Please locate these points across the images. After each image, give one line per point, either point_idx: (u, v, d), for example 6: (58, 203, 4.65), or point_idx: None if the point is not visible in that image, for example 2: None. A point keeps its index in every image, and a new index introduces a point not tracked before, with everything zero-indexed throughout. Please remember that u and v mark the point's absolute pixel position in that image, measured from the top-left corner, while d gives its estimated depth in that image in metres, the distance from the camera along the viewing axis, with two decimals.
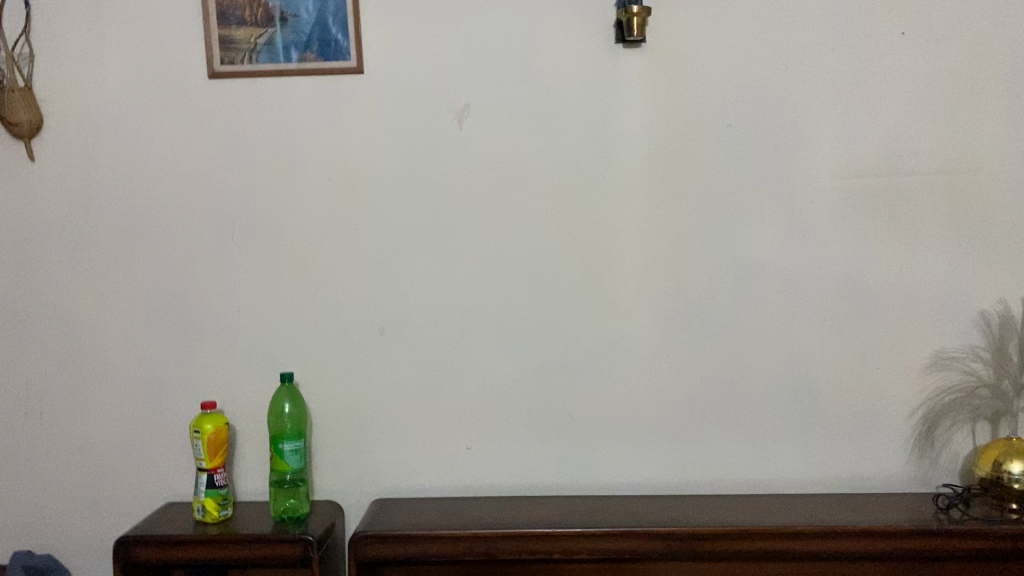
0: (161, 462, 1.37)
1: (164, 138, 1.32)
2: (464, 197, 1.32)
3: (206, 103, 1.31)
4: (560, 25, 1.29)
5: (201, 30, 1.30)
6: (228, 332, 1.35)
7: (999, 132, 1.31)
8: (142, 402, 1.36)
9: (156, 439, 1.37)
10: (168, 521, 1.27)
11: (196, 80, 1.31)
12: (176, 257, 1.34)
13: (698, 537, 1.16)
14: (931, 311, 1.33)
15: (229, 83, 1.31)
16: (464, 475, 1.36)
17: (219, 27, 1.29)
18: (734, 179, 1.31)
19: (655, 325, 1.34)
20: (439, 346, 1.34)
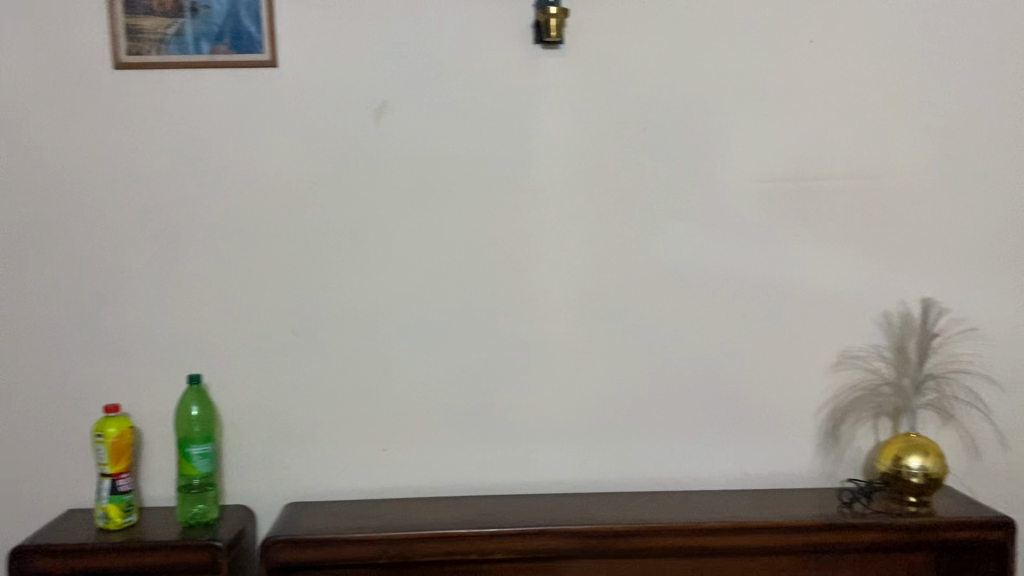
0: (60, 467, 1.31)
1: (67, 130, 1.26)
2: (382, 195, 1.30)
3: (112, 95, 1.26)
4: (480, 24, 1.29)
5: (107, 19, 1.25)
6: (137, 332, 1.30)
7: (901, 140, 1.36)
8: (41, 406, 1.30)
9: (56, 444, 1.31)
10: (68, 529, 1.22)
11: (101, 70, 1.26)
12: (80, 254, 1.28)
13: (613, 534, 1.18)
14: (838, 312, 1.38)
15: (136, 74, 1.26)
16: (382, 477, 1.34)
17: (127, 16, 1.24)
18: (651, 181, 1.33)
19: (574, 324, 1.35)
20: (355, 346, 1.32)
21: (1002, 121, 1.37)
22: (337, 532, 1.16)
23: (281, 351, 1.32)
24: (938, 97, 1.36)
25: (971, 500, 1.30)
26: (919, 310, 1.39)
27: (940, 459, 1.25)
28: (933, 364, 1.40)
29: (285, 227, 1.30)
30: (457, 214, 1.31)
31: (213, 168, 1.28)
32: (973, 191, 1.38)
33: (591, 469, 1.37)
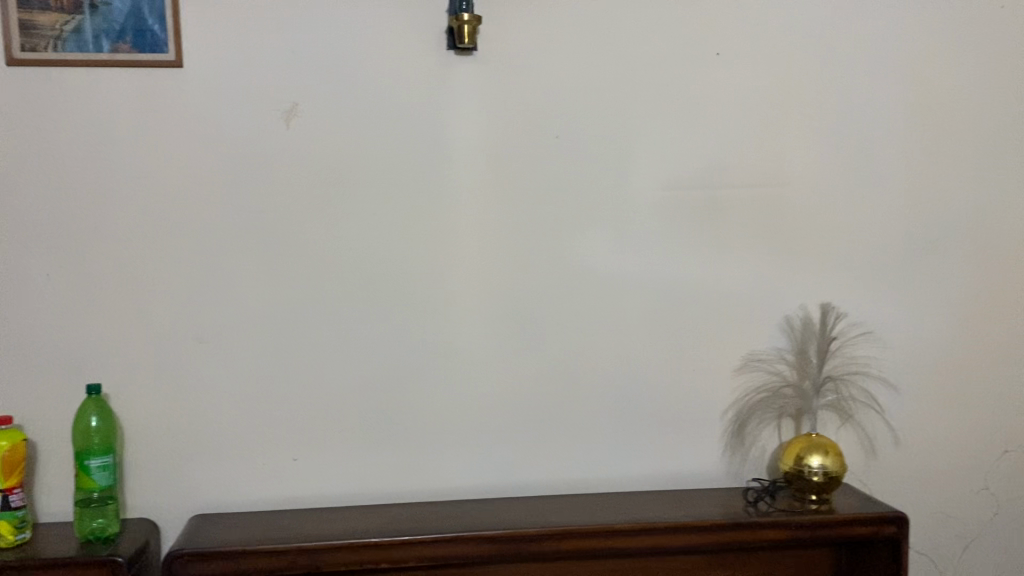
0: None
1: None
2: (292, 199, 1.28)
3: (4, 92, 1.20)
4: (392, 28, 1.28)
5: None
6: (30, 341, 1.24)
7: (802, 150, 1.41)
8: None
9: None
10: None
11: None
12: None
13: (526, 539, 1.18)
14: (743, 316, 1.42)
15: (31, 72, 1.21)
16: (292, 487, 1.32)
17: (20, 11, 1.19)
18: (563, 188, 1.35)
19: (487, 330, 1.35)
20: (263, 353, 1.30)
21: (896, 134, 1.44)
22: (244, 544, 1.13)
23: (186, 360, 1.28)
24: (837, 110, 1.42)
25: (867, 497, 1.35)
26: (818, 315, 1.44)
27: (839, 458, 1.30)
28: (832, 366, 1.45)
29: (190, 231, 1.26)
30: (369, 219, 1.30)
31: (115, 170, 1.24)
32: (869, 200, 1.44)
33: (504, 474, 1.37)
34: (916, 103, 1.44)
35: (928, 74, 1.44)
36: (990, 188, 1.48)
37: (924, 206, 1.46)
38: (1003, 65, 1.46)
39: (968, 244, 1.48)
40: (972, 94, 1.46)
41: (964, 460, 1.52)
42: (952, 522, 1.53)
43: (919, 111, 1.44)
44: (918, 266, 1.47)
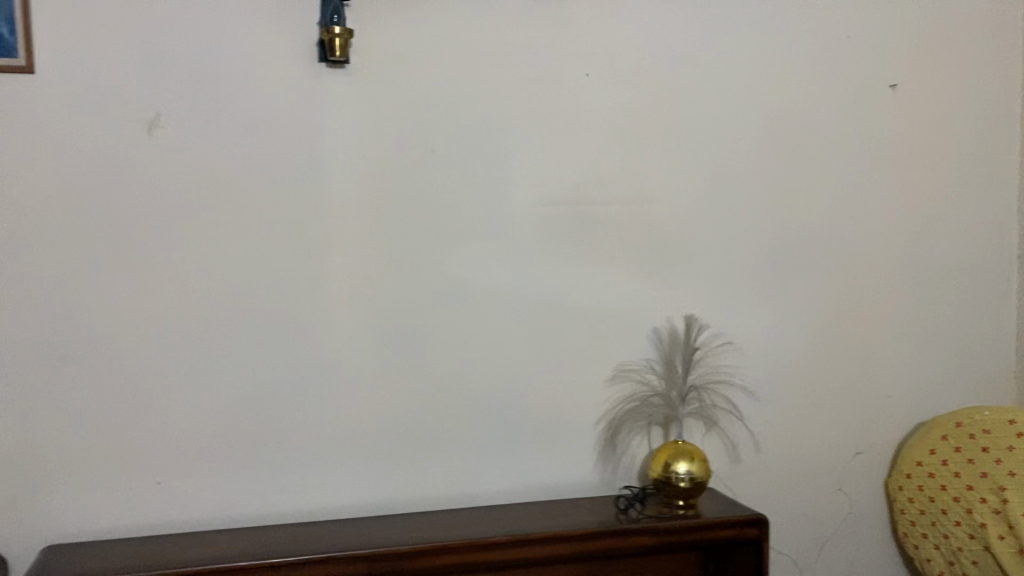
0: None
1: None
2: (156, 214, 1.24)
3: None
4: (262, 41, 1.27)
5: None
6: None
7: (666, 169, 1.48)
8: None
9: None
10: None
11: None
12: None
13: (401, 556, 1.17)
14: (614, 328, 1.46)
15: None
16: (156, 514, 1.26)
17: None
18: (438, 203, 1.36)
19: (361, 346, 1.34)
20: (125, 374, 1.24)
21: (752, 153, 1.52)
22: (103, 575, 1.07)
23: (39, 378, 1.21)
24: (698, 131, 1.49)
25: (731, 501, 1.41)
26: (682, 326, 1.49)
27: (703, 464, 1.34)
28: (698, 376, 1.51)
29: (45, 242, 1.20)
30: (238, 233, 1.27)
31: None
32: (730, 214, 1.51)
33: (379, 488, 1.35)
34: (770, 125, 1.53)
35: (779, 98, 1.53)
36: (838, 202, 1.58)
37: (779, 222, 1.55)
38: (847, 87, 1.57)
39: (820, 259, 1.58)
40: (819, 117, 1.56)
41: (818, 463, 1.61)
42: (810, 522, 1.60)
43: (773, 130, 1.53)
44: (775, 276, 1.55)
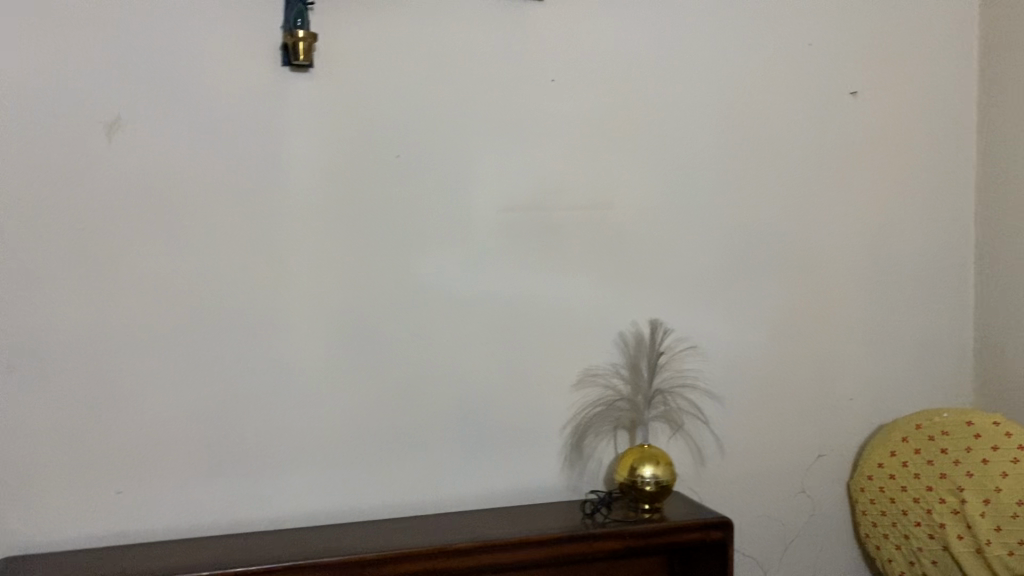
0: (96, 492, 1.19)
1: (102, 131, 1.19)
2: (410, 211, 1.32)
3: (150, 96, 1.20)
4: (505, 47, 1.38)
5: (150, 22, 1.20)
6: (139, 345, 1.20)
7: (853, 146, 1.61)
8: (77, 425, 1.18)
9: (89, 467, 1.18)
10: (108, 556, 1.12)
11: (140, 71, 1.20)
12: (118, 263, 1.19)
13: (652, 532, 1.22)
14: (819, 296, 1.58)
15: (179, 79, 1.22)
16: (421, 493, 1.33)
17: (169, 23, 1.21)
18: (662, 189, 1.47)
19: (598, 327, 1.43)
20: (392, 361, 1.32)
21: None
22: (391, 551, 1.11)
23: (299, 365, 1.27)
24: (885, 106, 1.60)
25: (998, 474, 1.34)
26: None
27: None
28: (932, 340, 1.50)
29: (297, 234, 1.27)
30: (481, 227, 1.36)
31: (252, 175, 1.25)
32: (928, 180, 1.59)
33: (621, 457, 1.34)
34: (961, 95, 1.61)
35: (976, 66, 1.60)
36: None
37: None
38: None
39: None
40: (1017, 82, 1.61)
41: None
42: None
43: None
44: None
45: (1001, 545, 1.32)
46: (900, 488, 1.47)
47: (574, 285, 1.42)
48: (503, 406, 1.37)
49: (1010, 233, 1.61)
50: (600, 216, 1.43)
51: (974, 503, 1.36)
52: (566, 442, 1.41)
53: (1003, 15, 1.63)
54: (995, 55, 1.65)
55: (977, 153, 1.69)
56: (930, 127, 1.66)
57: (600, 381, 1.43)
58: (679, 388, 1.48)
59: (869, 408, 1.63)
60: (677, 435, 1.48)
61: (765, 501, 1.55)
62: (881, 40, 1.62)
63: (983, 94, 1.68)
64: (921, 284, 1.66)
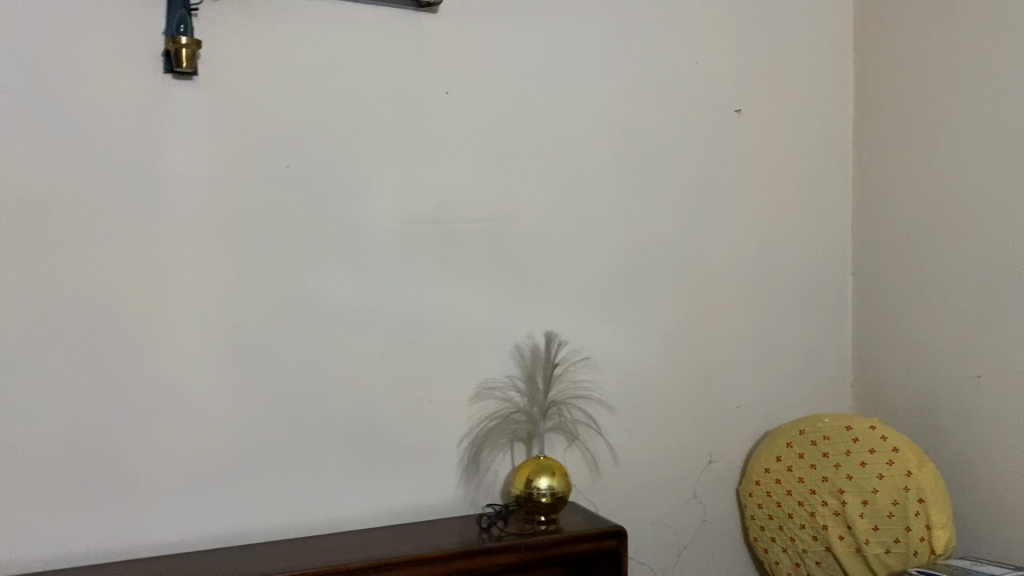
0: None
1: None
2: (308, 226, 1.30)
3: (33, 100, 1.15)
4: (410, 61, 1.37)
5: (33, 24, 1.15)
6: (22, 362, 1.14)
7: (745, 164, 1.67)
8: None
9: None
10: None
11: (23, 74, 1.14)
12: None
13: (550, 543, 1.22)
14: (711, 308, 1.63)
15: (65, 83, 1.16)
16: (317, 513, 1.29)
17: (54, 26, 1.16)
18: (562, 205, 1.49)
19: (500, 342, 1.43)
20: (289, 378, 1.29)
21: None
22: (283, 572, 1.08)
23: (185, 386, 1.22)
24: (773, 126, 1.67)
25: (875, 475, 1.41)
26: None
27: None
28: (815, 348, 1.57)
29: (182, 248, 1.22)
30: (381, 242, 1.34)
31: (141, 184, 1.20)
32: None
33: (517, 469, 1.34)
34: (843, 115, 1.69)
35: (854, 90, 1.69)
36: None
37: None
38: None
39: None
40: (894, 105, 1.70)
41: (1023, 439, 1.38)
42: (1017, 507, 1.39)
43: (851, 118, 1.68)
44: None
45: (880, 543, 1.40)
46: (786, 492, 1.52)
47: (471, 297, 1.41)
48: (399, 420, 1.36)
49: (884, 245, 1.69)
50: (495, 227, 1.43)
51: (855, 505, 1.42)
52: (463, 455, 1.40)
53: (875, 38, 1.72)
54: (869, 76, 1.74)
55: (854, 169, 1.78)
56: (811, 143, 1.74)
57: (496, 394, 1.43)
58: (575, 400, 1.49)
59: (756, 415, 1.68)
60: (572, 446, 1.49)
61: (659, 510, 1.57)
62: (766, 60, 1.69)
63: (858, 112, 1.77)
64: (804, 294, 1.72)
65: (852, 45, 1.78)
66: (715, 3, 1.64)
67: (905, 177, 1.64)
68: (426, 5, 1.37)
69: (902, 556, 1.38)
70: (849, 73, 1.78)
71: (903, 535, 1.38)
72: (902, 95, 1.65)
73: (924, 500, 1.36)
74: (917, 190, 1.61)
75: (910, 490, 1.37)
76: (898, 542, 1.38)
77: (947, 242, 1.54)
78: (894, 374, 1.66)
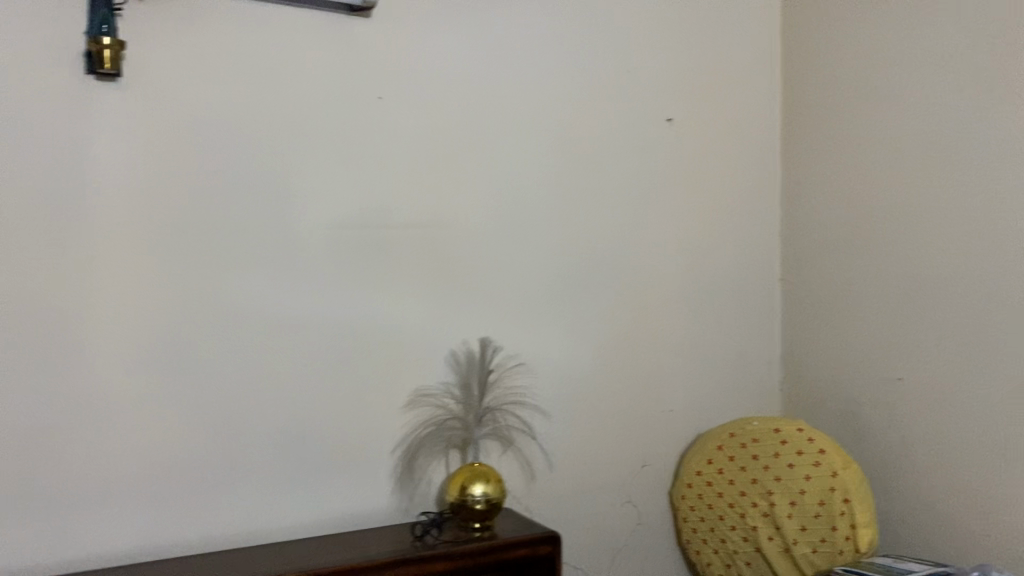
0: None
1: None
2: (238, 231, 1.28)
3: None
4: (344, 64, 1.36)
5: None
6: None
7: (677, 171, 1.69)
8: None
9: None
10: None
11: None
12: None
13: (483, 551, 1.22)
14: (645, 314, 1.65)
15: None
16: (247, 523, 1.27)
17: None
18: (497, 210, 1.49)
19: (434, 348, 1.43)
20: (218, 385, 1.26)
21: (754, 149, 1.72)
22: None
23: (110, 395, 1.19)
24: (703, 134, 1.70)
25: (802, 476, 1.44)
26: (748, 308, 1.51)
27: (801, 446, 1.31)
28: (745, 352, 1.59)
29: (107, 254, 1.19)
30: (313, 247, 1.33)
31: (62, 187, 1.17)
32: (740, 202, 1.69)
33: (450, 476, 1.34)
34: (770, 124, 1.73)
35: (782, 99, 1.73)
36: None
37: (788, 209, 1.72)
38: None
39: None
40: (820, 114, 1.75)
41: (942, 439, 1.43)
42: (937, 505, 1.43)
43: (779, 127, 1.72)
44: None
45: (807, 543, 1.43)
46: (717, 494, 1.54)
47: (405, 303, 1.40)
48: (332, 428, 1.34)
49: (810, 251, 1.74)
50: (430, 232, 1.43)
51: (783, 506, 1.45)
52: (397, 463, 1.39)
53: (801, 50, 1.77)
54: (796, 87, 1.78)
55: (783, 177, 1.82)
56: (740, 151, 1.77)
57: (431, 401, 1.42)
58: (509, 406, 1.49)
59: (688, 419, 1.70)
60: (507, 452, 1.49)
61: (593, 514, 1.59)
62: (697, 70, 1.72)
63: (785, 122, 1.81)
64: (735, 299, 1.76)
65: (780, 55, 1.83)
66: (647, 12, 1.67)
67: (830, 185, 1.69)
68: (358, 9, 1.37)
69: (828, 555, 1.42)
70: (777, 84, 1.82)
71: (829, 535, 1.41)
72: (827, 105, 1.69)
73: (848, 500, 1.40)
74: (842, 198, 1.66)
75: (836, 490, 1.41)
76: (824, 542, 1.42)
77: (871, 249, 1.58)
78: (820, 377, 1.70)
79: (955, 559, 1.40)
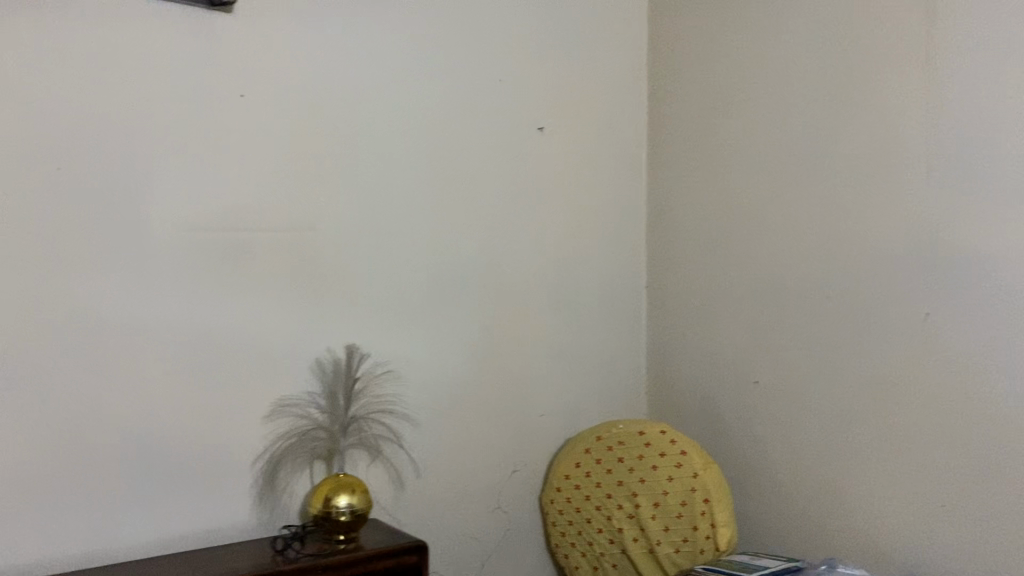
0: None
1: None
2: (88, 233, 1.19)
3: None
4: (205, 61, 1.30)
5: None
6: None
7: (547, 179, 1.71)
8: None
9: None
10: None
11: None
12: None
13: (348, 563, 1.18)
14: (514, 320, 1.65)
15: None
16: (96, 544, 1.19)
17: None
18: (366, 215, 1.46)
19: (299, 356, 1.38)
20: (64, 398, 1.17)
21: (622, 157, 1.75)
22: None
23: None
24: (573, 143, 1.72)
25: (666, 476, 1.48)
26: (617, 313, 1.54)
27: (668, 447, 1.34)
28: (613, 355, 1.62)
29: None
30: (170, 250, 1.26)
31: None
32: None
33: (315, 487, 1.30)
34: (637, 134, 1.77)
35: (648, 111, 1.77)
36: None
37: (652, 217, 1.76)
38: None
39: None
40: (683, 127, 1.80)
41: (795, 440, 1.49)
42: (791, 503, 1.50)
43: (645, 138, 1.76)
44: None
45: (670, 543, 1.47)
46: (584, 497, 1.56)
47: (268, 309, 1.35)
48: (189, 441, 1.27)
49: (674, 258, 1.79)
50: (295, 236, 1.38)
51: (647, 507, 1.48)
52: (259, 475, 1.34)
53: (666, 64, 1.82)
54: (661, 100, 1.83)
55: (647, 186, 1.87)
56: (608, 160, 1.81)
57: (294, 411, 1.37)
58: (377, 414, 1.46)
59: (557, 424, 1.72)
60: (375, 461, 1.46)
61: (464, 521, 1.57)
62: (566, 80, 1.75)
63: (650, 133, 1.86)
64: (602, 305, 1.78)
65: (645, 69, 1.87)
66: (519, 22, 1.68)
67: (693, 195, 1.74)
68: (220, 4, 1.31)
69: (690, 554, 1.46)
70: (642, 96, 1.87)
71: (690, 535, 1.45)
72: (691, 118, 1.75)
73: (709, 500, 1.44)
74: (704, 207, 1.71)
75: (697, 491, 1.45)
76: (686, 542, 1.46)
77: (730, 257, 1.64)
78: (682, 381, 1.75)
79: (808, 552, 1.47)
